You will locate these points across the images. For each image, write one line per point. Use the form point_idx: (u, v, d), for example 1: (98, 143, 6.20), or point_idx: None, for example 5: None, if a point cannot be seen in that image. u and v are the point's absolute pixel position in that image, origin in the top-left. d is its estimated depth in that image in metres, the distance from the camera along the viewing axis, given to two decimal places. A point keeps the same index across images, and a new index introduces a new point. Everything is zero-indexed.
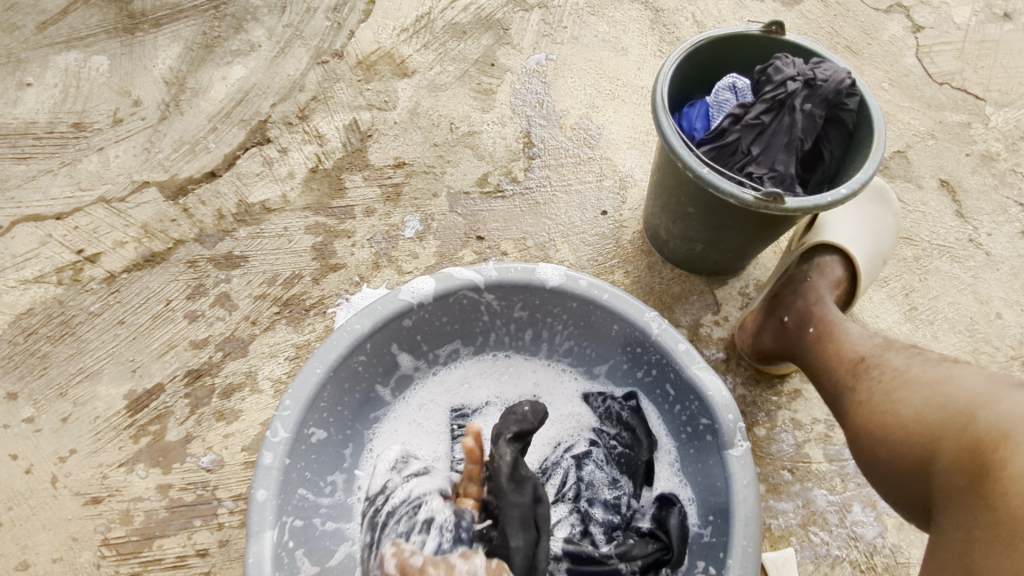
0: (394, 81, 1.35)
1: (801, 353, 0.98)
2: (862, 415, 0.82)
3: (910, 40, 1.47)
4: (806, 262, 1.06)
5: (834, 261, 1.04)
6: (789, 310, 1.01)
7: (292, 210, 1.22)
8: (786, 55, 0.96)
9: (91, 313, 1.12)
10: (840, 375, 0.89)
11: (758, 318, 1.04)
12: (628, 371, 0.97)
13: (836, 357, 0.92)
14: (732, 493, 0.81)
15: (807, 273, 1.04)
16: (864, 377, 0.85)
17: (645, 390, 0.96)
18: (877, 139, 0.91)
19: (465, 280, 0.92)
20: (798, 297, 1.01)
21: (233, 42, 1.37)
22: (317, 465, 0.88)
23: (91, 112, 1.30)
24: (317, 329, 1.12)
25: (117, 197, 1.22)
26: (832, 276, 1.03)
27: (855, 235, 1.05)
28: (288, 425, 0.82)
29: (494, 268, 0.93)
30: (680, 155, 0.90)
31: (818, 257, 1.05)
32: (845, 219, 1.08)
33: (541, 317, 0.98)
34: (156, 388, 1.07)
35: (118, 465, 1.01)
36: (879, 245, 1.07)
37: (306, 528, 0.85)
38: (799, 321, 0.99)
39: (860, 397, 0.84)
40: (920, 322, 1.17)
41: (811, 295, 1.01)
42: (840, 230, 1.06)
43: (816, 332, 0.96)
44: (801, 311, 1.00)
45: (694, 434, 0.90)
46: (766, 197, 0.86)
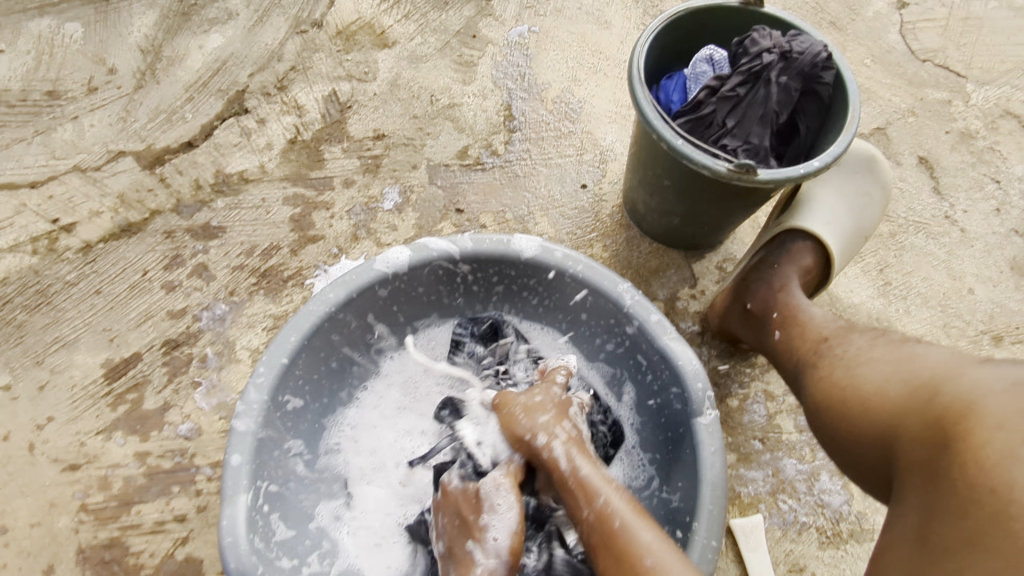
0: (374, 52, 1.34)
1: (766, 338, 0.97)
2: (824, 392, 0.80)
3: (894, 16, 1.46)
4: (778, 247, 1.02)
5: (806, 247, 1.01)
6: (753, 297, 0.99)
7: (269, 181, 1.21)
8: (763, 28, 0.95)
9: (67, 282, 1.11)
10: (803, 354, 0.88)
11: (727, 300, 1.03)
12: (600, 344, 0.98)
13: (800, 340, 0.90)
14: (700, 461, 0.82)
15: (778, 258, 1.01)
16: (828, 356, 0.84)
17: (618, 363, 0.97)
18: (852, 112, 0.91)
19: (440, 251, 0.93)
20: (763, 283, 0.99)
21: (210, 10, 1.35)
22: (294, 433, 0.89)
23: (65, 80, 1.28)
24: (295, 300, 1.12)
25: (93, 166, 1.20)
26: (800, 263, 1.00)
27: (832, 219, 1.02)
28: (262, 391, 0.83)
29: (469, 239, 0.93)
30: (655, 128, 0.90)
31: (789, 243, 1.02)
32: (822, 201, 1.05)
33: (517, 288, 0.99)
34: (133, 357, 1.07)
35: (96, 432, 1.02)
36: (859, 229, 1.04)
37: (283, 493, 0.86)
38: (761, 306, 0.98)
39: (822, 374, 0.82)
40: (894, 297, 1.18)
41: (777, 283, 0.98)
42: (816, 214, 1.03)
43: (780, 317, 0.95)
44: (765, 298, 0.98)
45: (661, 405, 0.91)
46: (739, 167, 0.86)
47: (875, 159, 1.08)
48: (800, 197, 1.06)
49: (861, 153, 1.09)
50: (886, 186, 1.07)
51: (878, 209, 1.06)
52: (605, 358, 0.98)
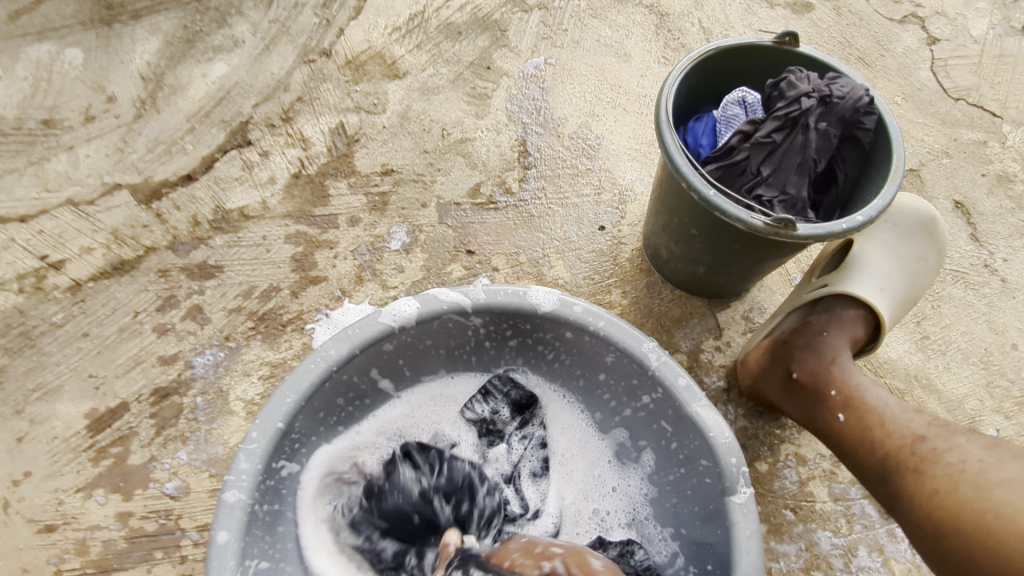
0: (384, 83, 1.28)
1: (815, 412, 0.89)
2: (940, 513, 0.67)
3: (925, 53, 1.41)
4: (825, 311, 0.95)
5: (856, 317, 0.95)
6: (800, 365, 0.92)
7: (271, 218, 1.15)
8: (800, 69, 0.89)
9: (53, 324, 1.05)
10: (894, 454, 0.76)
11: (764, 361, 0.97)
12: (617, 407, 0.91)
13: (881, 435, 0.78)
14: (735, 547, 0.74)
15: (826, 324, 0.94)
16: (932, 466, 0.71)
17: (640, 426, 0.90)
18: (897, 162, 0.85)
19: (451, 303, 0.85)
20: (813, 353, 0.92)
21: (215, 37, 1.30)
22: (290, 501, 0.83)
23: (61, 108, 1.22)
24: (294, 347, 1.06)
25: (86, 199, 1.15)
26: (852, 333, 0.94)
27: (884, 285, 0.96)
28: (253, 459, 0.76)
29: (482, 290, 0.85)
30: (685, 176, 0.84)
31: (840, 309, 0.95)
32: (878, 265, 0.97)
33: (533, 342, 0.91)
34: (120, 407, 1.00)
35: (75, 490, 0.95)
36: (910, 294, 0.98)
37: (273, 570, 0.78)
38: (811, 380, 0.90)
39: (931, 489, 0.69)
40: (932, 352, 1.10)
41: (827, 353, 0.91)
42: (868, 280, 0.96)
43: (840, 397, 0.86)
44: (815, 370, 0.91)
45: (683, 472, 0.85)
46: (777, 222, 0.79)
47: (932, 219, 1.01)
48: (850, 258, 0.98)
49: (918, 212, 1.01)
50: (942, 248, 1.01)
51: (932, 273, 0.99)
52: (624, 417, 0.91)
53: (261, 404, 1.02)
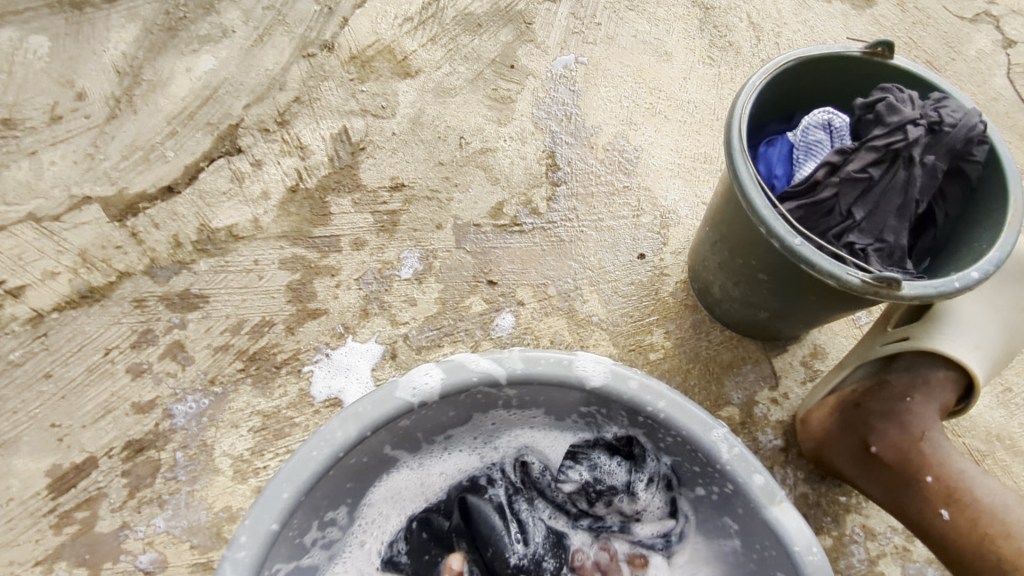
0: (394, 82, 1.13)
1: (903, 495, 0.80)
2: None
3: (1000, 57, 1.26)
4: (908, 372, 0.85)
5: (945, 379, 0.84)
6: (881, 439, 0.83)
7: (264, 239, 1.00)
8: (897, 89, 0.75)
9: (9, 362, 0.91)
10: None
11: (832, 426, 0.86)
12: (691, 483, 0.78)
13: (1010, 551, 0.71)
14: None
15: (909, 386, 0.84)
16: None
17: (705, 513, 0.79)
18: (1014, 205, 0.71)
19: (480, 373, 0.72)
20: (896, 425, 0.83)
21: (201, 25, 1.14)
22: None
23: (24, 105, 1.06)
24: (290, 393, 0.92)
25: (50, 214, 1.00)
26: (941, 400, 0.83)
27: (979, 342, 0.85)
28: (241, 571, 0.65)
29: (519, 358, 0.73)
30: (763, 217, 0.69)
31: (926, 371, 0.85)
32: (970, 318, 0.86)
33: (593, 413, 0.78)
34: (87, 463, 0.86)
35: (33, 564, 0.81)
36: (1007, 350, 0.87)
37: None
38: (897, 457, 0.81)
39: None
40: (1016, 407, 0.97)
41: (914, 426, 0.82)
42: (961, 335, 0.84)
43: (939, 485, 0.77)
44: (900, 446, 0.81)
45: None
46: (878, 281, 0.65)
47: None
48: (937, 309, 0.87)
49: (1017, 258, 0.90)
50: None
51: None
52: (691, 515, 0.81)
53: (251, 462, 0.88)
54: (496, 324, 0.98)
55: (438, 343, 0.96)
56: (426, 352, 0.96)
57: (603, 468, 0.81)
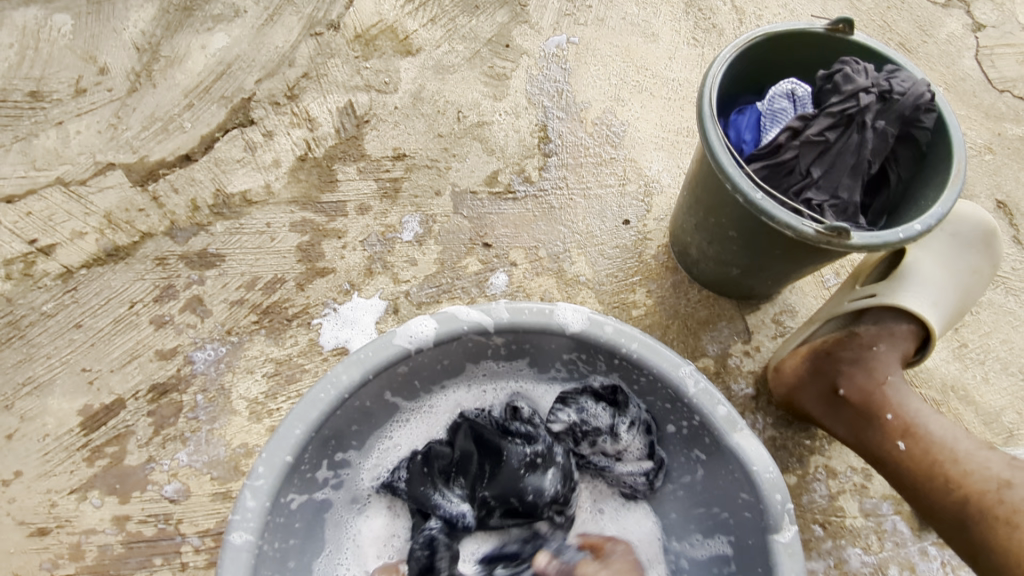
0: (396, 60, 1.20)
1: (867, 432, 0.88)
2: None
3: (970, 40, 1.32)
4: (873, 324, 0.93)
5: (907, 331, 0.92)
6: (849, 383, 0.90)
7: (276, 203, 1.08)
8: (854, 62, 0.82)
9: (43, 313, 0.99)
10: (975, 498, 0.76)
11: (802, 373, 0.93)
12: (663, 423, 0.86)
13: (957, 475, 0.79)
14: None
15: (875, 337, 0.92)
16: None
17: (676, 452, 0.86)
18: (957, 166, 0.78)
19: (471, 323, 0.81)
20: (862, 371, 0.90)
21: (215, 5, 1.21)
22: (299, 533, 0.79)
23: (50, 79, 1.14)
24: (300, 343, 1.00)
25: (77, 179, 1.07)
26: (903, 350, 0.92)
27: (937, 299, 0.93)
28: (261, 496, 0.72)
29: (506, 309, 0.81)
30: (729, 175, 0.77)
31: (889, 324, 0.93)
32: (929, 277, 0.95)
33: (573, 362, 0.87)
34: (116, 404, 0.95)
35: (69, 492, 0.90)
36: (961, 308, 0.96)
37: None
38: (862, 399, 0.89)
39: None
40: (971, 361, 1.04)
41: (878, 372, 0.90)
42: (923, 294, 0.93)
43: (898, 422, 0.85)
44: (865, 389, 0.89)
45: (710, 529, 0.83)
46: (829, 231, 0.73)
47: (992, 231, 0.98)
48: (900, 268, 0.96)
49: (975, 224, 0.98)
50: (997, 261, 0.99)
51: (982, 284, 0.97)
52: (666, 461, 0.87)
53: (265, 404, 0.96)
54: (491, 283, 1.06)
55: (437, 300, 1.04)
56: (425, 308, 1.04)
57: (590, 411, 0.86)
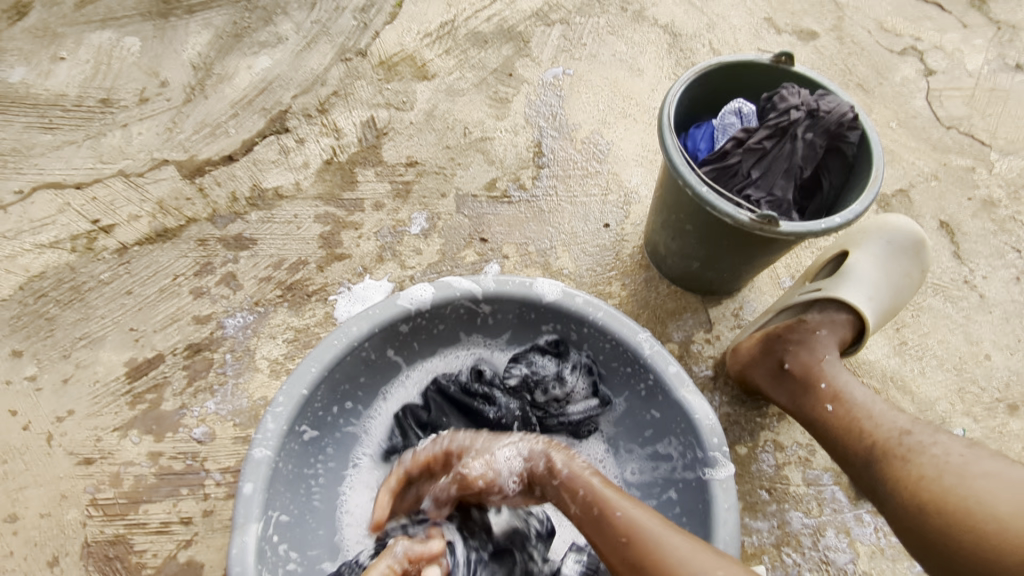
0: (414, 83, 1.39)
1: (804, 398, 0.99)
2: (925, 495, 0.78)
3: (921, 83, 1.49)
4: (818, 312, 1.06)
5: (844, 320, 1.05)
6: (793, 358, 1.02)
7: (303, 198, 1.25)
8: (792, 86, 0.99)
9: (100, 281, 1.16)
10: (880, 444, 0.87)
11: (755, 351, 1.06)
12: (623, 389, 0.99)
13: (868, 426, 0.90)
14: (714, 517, 0.83)
15: (819, 323, 1.04)
16: (919, 456, 0.82)
17: (635, 414, 0.99)
18: (875, 171, 0.93)
19: (463, 290, 0.96)
20: (804, 349, 1.02)
21: (261, 33, 1.42)
22: (308, 463, 0.92)
23: (119, 89, 1.34)
24: (317, 315, 1.15)
25: (136, 172, 1.26)
26: (840, 335, 1.04)
27: (872, 297, 1.06)
28: (280, 421, 0.86)
29: (493, 280, 0.96)
30: (681, 173, 0.92)
31: (830, 313, 1.05)
32: (867, 277, 1.07)
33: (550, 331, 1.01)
34: (156, 358, 1.10)
35: (112, 430, 1.05)
36: (891, 306, 1.09)
37: (291, 523, 0.88)
38: (802, 371, 1.01)
39: (918, 475, 0.80)
40: (909, 356, 1.17)
41: (818, 351, 1.01)
42: (859, 291, 1.06)
43: (829, 390, 0.97)
44: (807, 364, 1.01)
45: (664, 485, 0.95)
46: (761, 218, 0.88)
47: (922, 241, 1.11)
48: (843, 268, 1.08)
49: (909, 233, 1.10)
50: (926, 266, 1.11)
51: (914, 290, 1.10)
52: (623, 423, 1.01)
53: (284, 364, 1.11)
54: (485, 272, 1.21)
55: None
56: None
57: (537, 363, 1.00)
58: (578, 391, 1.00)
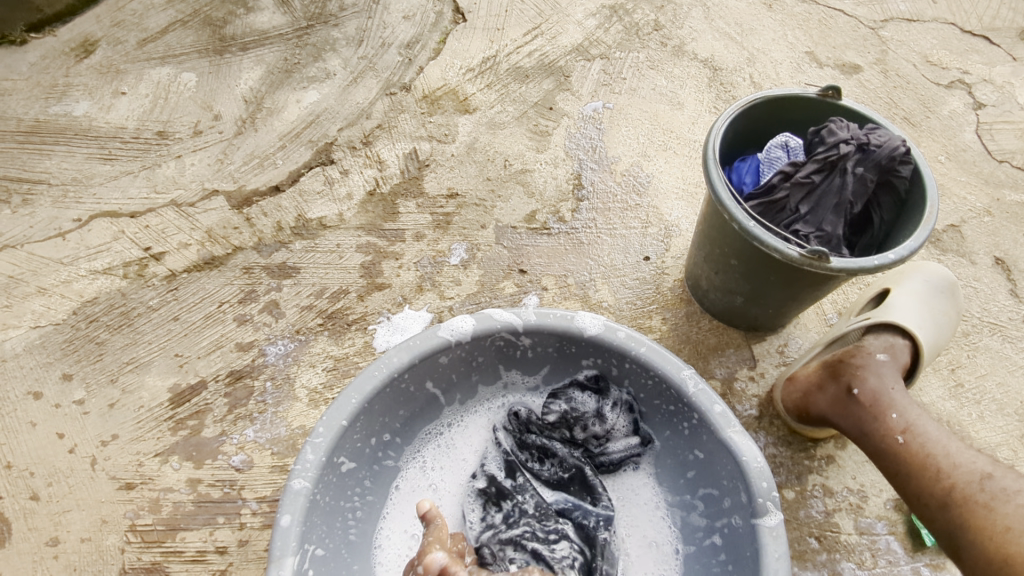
0: (456, 116, 1.41)
1: (870, 426, 0.94)
2: (1012, 548, 0.73)
3: (971, 116, 1.45)
4: (875, 338, 1.03)
5: (904, 345, 1.01)
6: (862, 385, 0.96)
7: (346, 228, 1.27)
8: (841, 120, 0.97)
9: (149, 307, 1.19)
10: (959, 487, 0.82)
11: (815, 380, 1.02)
12: (662, 427, 0.98)
13: (946, 467, 0.84)
14: (763, 568, 0.80)
15: (879, 348, 1.01)
16: (1004, 504, 0.77)
17: (674, 454, 0.97)
18: (930, 206, 0.90)
19: (503, 323, 0.95)
20: (872, 375, 0.97)
21: (311, 69, 1.47)
22: (344, 496, 0.92)
23: (175, 122, 1.40)
24: (356, 344, 1.16)
25: (188, 201, 1.30)
26: (902, 361, 1.00)
27: (923, 319, 1.03)
28: (319, 451, 0.86)
29: (534, 313, 0.96)
30: (727, 207, 0.91)
31: (888, 337, 1.02)
32: (915, 304, 1.05)
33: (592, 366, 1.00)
34: (199, 384, 1.12)
35: (154, 454, 1.06)
36: (945, 332, 1.06)
37: (327, 557, 0.87)
38: (872, 399, 0.95)
39: (1005, 526, 0.75)
40: (966, 400, 1.12)
41: (887, 378, 0.96)
42: (910, 314, 1.03)
43: (899, 421, 0.91)
44: (876, 391, 0.95)
45: (708, 530, 0.91)
46: (811, 254, 0.86)
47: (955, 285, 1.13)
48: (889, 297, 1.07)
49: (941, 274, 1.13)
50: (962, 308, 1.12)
51: (958, 325, 1.08)
52: (661, 463, 0.99)
53: (323, 393, 1.12)
54: (524, 303, 1.20)
55: None
56: None
57: (577, 399, 0.99)
58: (618, 429, 0.99)
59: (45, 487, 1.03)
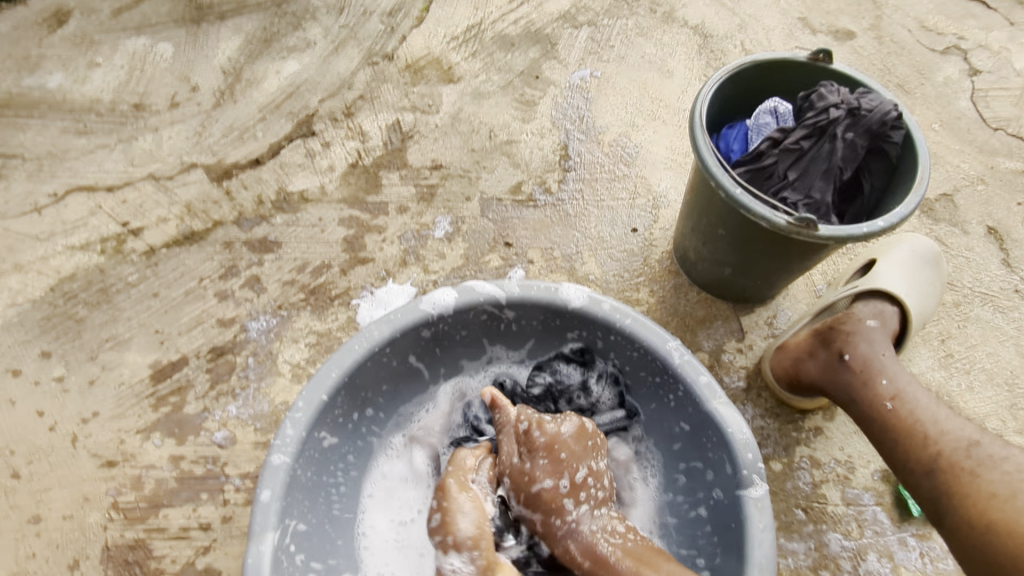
0: (440, 86, 1.38)
1: (859, 391, 0.93)
2: (995, 514, 0.73)
3: (966, 83, 1.42)
4: (863, 304, 1.02)
5: (893, 311, 1.01)
6: (853, 350, 0.96)
7: (328, 202, 1.25)
8: (831, 84, 0.95)
9: (128, 283, 1.17)
10: (945, 453, 0.81)
11: (804, 347, 1.01)
12: (647, 400, 0.97)
13: (933, 433, 0.84)
14: (747, 539, 0.79)
15: (869, 314, 1.00)
16: (990, 471, 0.77)
17: (659, 426, 0.97)
18: (922, 172, 0.88)
19: (486, 295, 0.94)
20: (862, 341, 0.96)
21: (290, 38, 1.43)
22: (326, 471, 0.91)
23: (151, 94, 1.36)
24: (339, 319, 1.14)
25: (166, 175, 1.27)
26: (891, 327, 1.00)
27: (910, 284, 1.03)
28: (299, 426, 0.85)
29: (517, 285, 0.94)
30: (714, 174, 0.89)
31: (877, 303, 1.01)
32: (903, 269, 1.05)
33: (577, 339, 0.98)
34: (180, 361, 1.11)
35: (136, 431, 1.05)
36: (931, 297, 1.05)
37: (310, 532, 0.87)
38: (863, 365, 0.94)
39: (990, 493, 0.75)
40: (955, 370, 1.11)
41: (878, 344, 0.95)
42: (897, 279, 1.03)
43: (889, 387, 0.90)
44: (868, 357, 0.94)
45: (693, 502, 0.91)
46: (799, 221, 0.84)
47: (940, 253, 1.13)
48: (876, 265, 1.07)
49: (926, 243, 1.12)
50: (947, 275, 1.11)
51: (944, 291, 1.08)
52: (647, 434, 0.98)
53: (306, 368, 1.10)
54: (510, 276, 1.19)
55: None
56: None
57: (562, 371, 0.99)
58: (603, 401, 0.98)
59: (26, 465, 1.02)
